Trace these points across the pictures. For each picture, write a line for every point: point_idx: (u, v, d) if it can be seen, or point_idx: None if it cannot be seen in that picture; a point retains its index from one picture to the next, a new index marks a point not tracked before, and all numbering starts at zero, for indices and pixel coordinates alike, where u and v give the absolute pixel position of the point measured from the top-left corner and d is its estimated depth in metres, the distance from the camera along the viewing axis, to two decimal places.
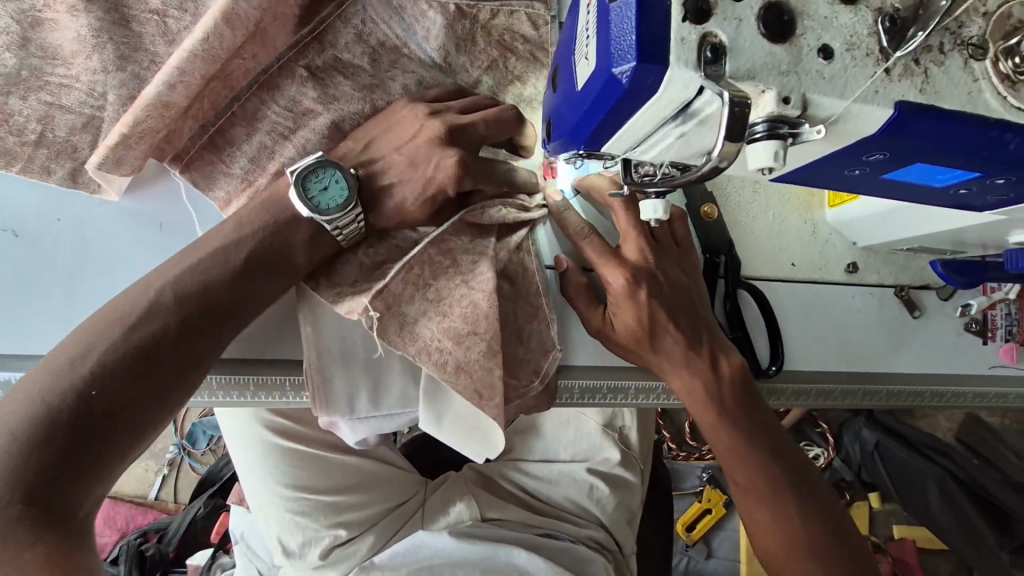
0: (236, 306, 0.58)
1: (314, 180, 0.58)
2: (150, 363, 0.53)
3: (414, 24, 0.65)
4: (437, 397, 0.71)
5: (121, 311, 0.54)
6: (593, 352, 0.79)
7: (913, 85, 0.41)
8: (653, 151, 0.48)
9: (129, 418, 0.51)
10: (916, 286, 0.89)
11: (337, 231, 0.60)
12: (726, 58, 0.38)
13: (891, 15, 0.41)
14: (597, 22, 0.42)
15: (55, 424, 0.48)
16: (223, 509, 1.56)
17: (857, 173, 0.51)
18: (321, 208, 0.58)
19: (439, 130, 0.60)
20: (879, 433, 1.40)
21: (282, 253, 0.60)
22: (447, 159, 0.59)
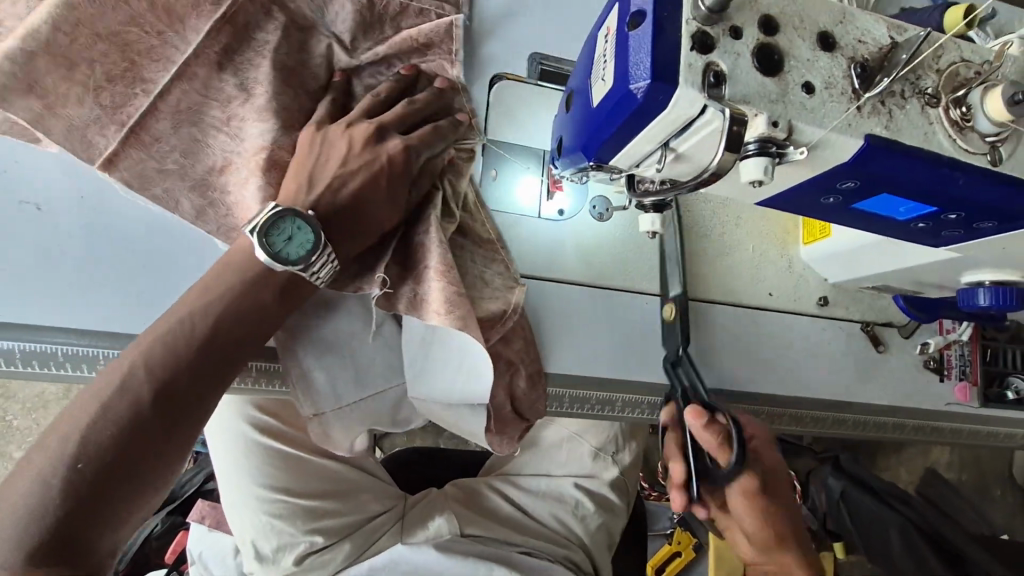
0: (247, 335, 0.60)
1: (277, 232, 0.59)
2: (144, 426, 0.52)
3: (326, 12, 0.71)
4: (418, 367, 0.77)
5: (118, 362, 0.54)
6: (584, 362, 0.82)
7: (881, 121, 0.48)
8: (658, 166, 0.54)
9: (146, 466, 0.52)
10: (880, 322, 0.96)
11: (313, 274, 0.61)
12: (726, 84, 0.45)
13: (861, 63, 0.48)
14: (614, 48, 0.48)
15: (65, 485, 0.48)
16: (182, 527, 1.51)
17: (831, 201, 0.58)
18: (292, 257, 0.59)
19: (369, 135, 0.65)
20: (844, 482, 1.46)
21: (256, 300, 0.60)
22: (386, 155, 0.65)
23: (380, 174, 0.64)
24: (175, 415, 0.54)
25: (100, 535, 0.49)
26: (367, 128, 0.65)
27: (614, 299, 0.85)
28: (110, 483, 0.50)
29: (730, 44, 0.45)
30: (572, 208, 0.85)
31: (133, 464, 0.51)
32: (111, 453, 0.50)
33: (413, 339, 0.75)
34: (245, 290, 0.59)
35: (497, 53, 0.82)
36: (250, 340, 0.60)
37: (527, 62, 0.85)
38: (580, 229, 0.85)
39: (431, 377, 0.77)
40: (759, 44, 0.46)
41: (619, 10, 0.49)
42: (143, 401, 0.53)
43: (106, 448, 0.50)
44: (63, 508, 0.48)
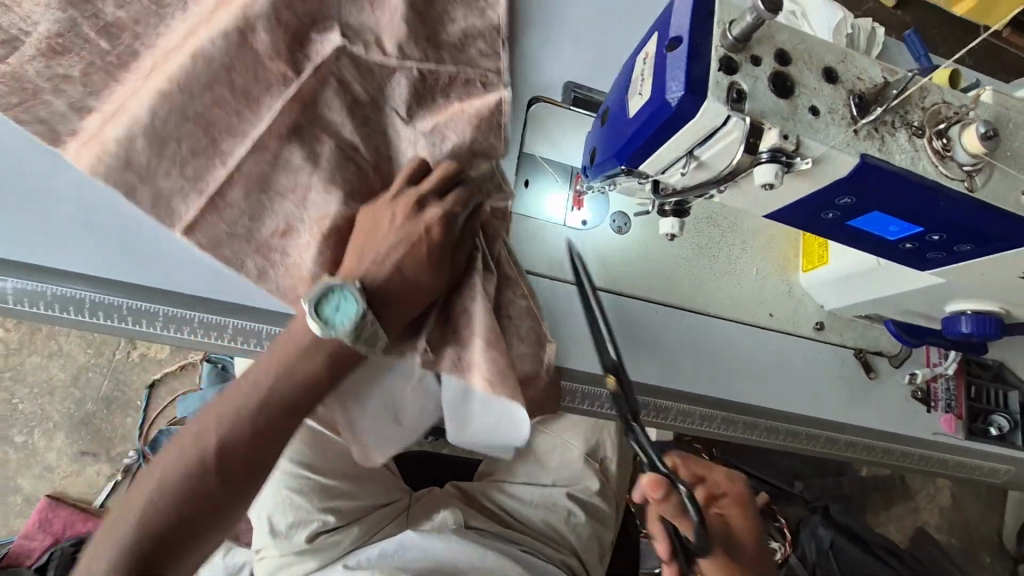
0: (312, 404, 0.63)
1: (326, 302, 0.60)
2: (211, 492, 0.59)
3: None
4: (458, 411, 0.77)
5: (202, 428, 0.60)
6: (597, 363, 0.88)
7: (874, 144, 0.57)
8: (682, 172, 0.62)
9: (208, 523, 0.59)
10: (872, 351, 1.03)
11: (360, 340, 0.60)
12: (746, 100, 0.54)
13: (859, 96, 0.57)
14: (652, 67, 0.57)
15: (144, 542, 0.56)
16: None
17: (831, 216, 0.66)
18: (337, 327, 0.59)
19: (412, 201, 0.64)
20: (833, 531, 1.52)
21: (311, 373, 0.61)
22: (434, 226, 0.63)
23: (423, 248, 0.63)
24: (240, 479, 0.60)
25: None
26: (415, 194, 0.65)
27: (627, 307, 0.92)
28: (174, 545, 0.58)
29: (750, 69, 0.54)
30: (593, 220, 0.93)
31: (198, 523, 0.58)
32: (177, 523, 0.58)
33: (452, 392, 0.75)
34: (294, 364, 0.62)
35: (536, 82, 0.94)
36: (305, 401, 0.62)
37: (562, 91, 0.95)
38: (600, 240, 0.93)
39: (470, 420, 0.78)
40: (774, 71, 0.55)
41: (658, 37, 0.58)
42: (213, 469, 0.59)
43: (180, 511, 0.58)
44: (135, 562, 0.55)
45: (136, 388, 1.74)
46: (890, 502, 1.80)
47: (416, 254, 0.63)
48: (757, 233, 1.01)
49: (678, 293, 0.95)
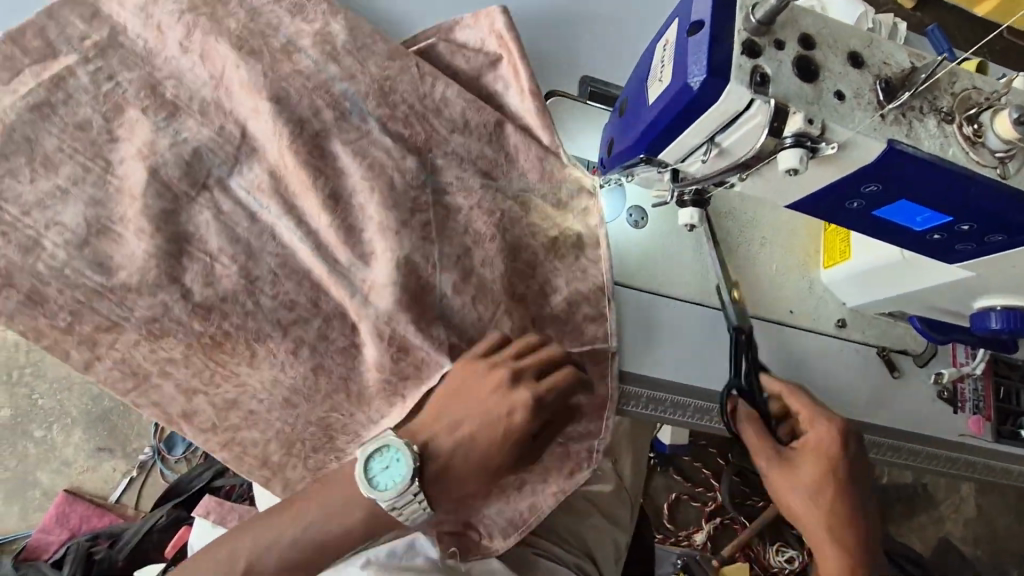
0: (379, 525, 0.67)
1: (375, 459, 0.65)
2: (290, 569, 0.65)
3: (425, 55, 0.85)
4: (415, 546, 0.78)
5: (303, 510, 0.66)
6: (627, 357, 0.87)
7: (902, 129, 0.56)
8: (703, 159, 0.61)
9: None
10: (896, 350, 1.00)
11: (399, 512, 0.65)
12: (770, 83, 0.53)
13: (885, 80, 0.56)
14: (674, 52, 0.57)
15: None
16: (184, 522, 1.53)
17: (856, 205, 0.64)
18: (379, 488, 0.64)
19: (507, 380, 0.68)
20: None
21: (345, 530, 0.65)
22: (517, 400, 0.68)
23: (502, 418, 0.67)
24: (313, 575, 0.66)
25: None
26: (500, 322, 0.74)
27: (645, 301, 0.90)
28: None
29: (774, 53, 0.54)
30: (611, 214, 0.92)
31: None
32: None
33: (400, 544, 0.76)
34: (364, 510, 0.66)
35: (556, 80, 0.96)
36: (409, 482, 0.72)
37: (579, 85, 0.97)
38: (619, 233, 0.92)
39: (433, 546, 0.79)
40: (798, 55, 0.54)
41: (679, 22, 0.57)
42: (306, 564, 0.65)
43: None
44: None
45: None
46: (913, 511, 1.75)
47: (488, 411, 0.67)
48: (777, 228, 1.00)
49: (698, 288, 0.93)
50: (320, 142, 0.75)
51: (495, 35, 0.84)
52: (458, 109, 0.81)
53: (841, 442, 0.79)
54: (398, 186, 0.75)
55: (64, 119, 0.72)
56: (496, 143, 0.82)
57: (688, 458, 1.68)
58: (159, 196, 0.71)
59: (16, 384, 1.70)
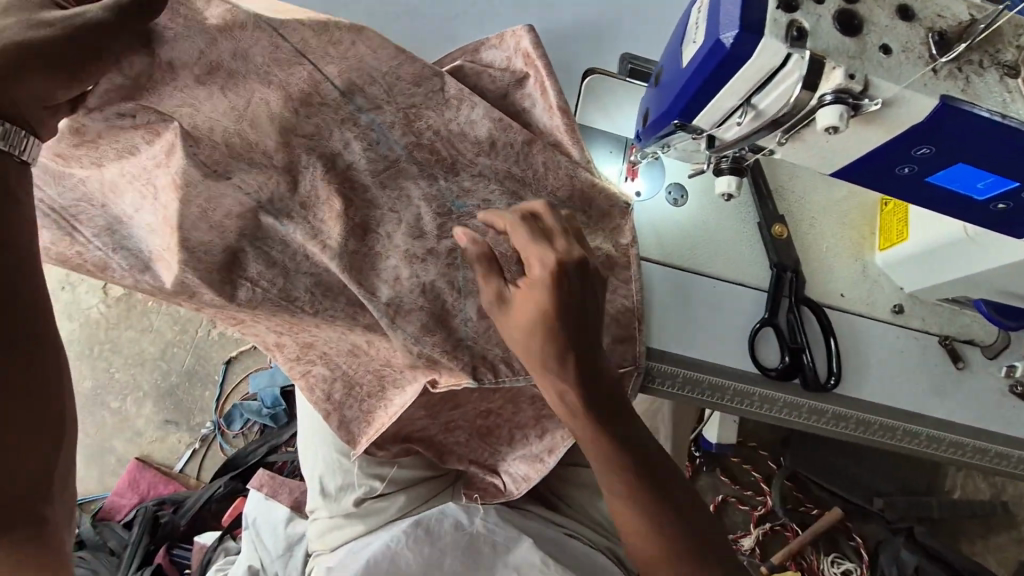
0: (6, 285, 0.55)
1: None
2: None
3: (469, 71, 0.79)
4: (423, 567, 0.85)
5: None
6: (662, 334, 0.85)
7: (957, 84, 0.52)
8: (738, 123, 0.59)
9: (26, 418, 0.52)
10: (961, 340, 0.93)
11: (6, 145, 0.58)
12: (808, 38, 0.51)
13: (939, 33, 0.53)
14: (706, 12, 0.56)
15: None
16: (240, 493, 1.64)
17: (906, 171, 0.60)
18: None
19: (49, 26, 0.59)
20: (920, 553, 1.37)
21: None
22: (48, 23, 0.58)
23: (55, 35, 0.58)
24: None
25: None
26: None
27: (683, 279, 0.88)
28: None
29: (812, 7, 0.52)
30: (649, 191, 0.90)
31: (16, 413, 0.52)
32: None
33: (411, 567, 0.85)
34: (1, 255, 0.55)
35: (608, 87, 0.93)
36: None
37: (619, 62, 0.97)
38: (655, 209, 0.90)
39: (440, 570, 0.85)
40: (840, 9, 0.52)
41: None
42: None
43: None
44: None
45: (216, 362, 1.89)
46: (989, 530, 1.58)
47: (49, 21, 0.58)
48: (828, 208, 0.95)
49: (740, 268, 0.89)
50: (351, 174, 0.75)
51: (523, 55, 0.79)
52: (483, 130, 0.77)
53: (555, 287, 0.67)
54: (426, 223, 0.78)
55: (108, 148, 0.71)
56: (525, 163, 0.80)
57: (736, 459, 1.62)
58: (196, 225, 0.72)
59: (97, 357, 1.85)
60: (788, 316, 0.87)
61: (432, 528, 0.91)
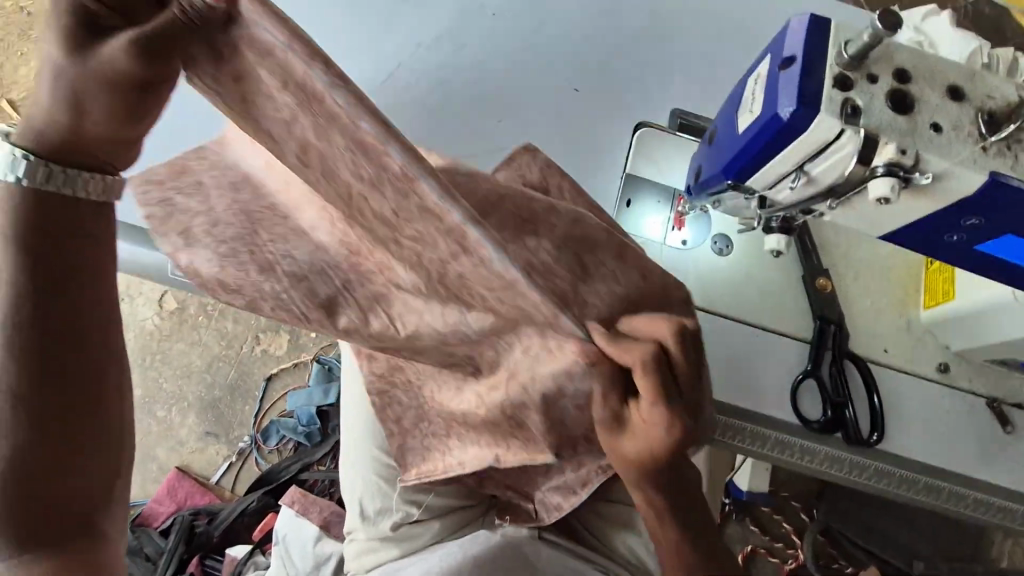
0: (81, 313, 0.63)
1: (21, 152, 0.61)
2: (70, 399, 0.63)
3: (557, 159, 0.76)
4: None
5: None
6: None
7: (1006, 162, 0.55)
8: (790, 187, 0.63)
9: (92, 433, 0.64)
10: (1010, 403, 0.92)
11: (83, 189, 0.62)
12: (861, 115, 0.55)
13: (989, 113, 0.56)
14: (764, 86, 0.60)
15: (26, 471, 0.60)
16: (273, 507, 1.68)
17: (955, 239, 0.63)
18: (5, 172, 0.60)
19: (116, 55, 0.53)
20: None
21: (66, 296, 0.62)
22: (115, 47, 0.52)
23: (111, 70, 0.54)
24: (66, 427, 0.62)
25: (70, 502, 0.63)
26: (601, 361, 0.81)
27: (727, 327, 0.90)
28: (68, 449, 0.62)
29: (866, 87, 0.56)
30: (695, 240, 0.94)
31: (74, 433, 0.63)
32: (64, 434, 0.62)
33: None
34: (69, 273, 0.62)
35: (652, 143, 0.98)
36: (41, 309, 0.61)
37: (669, 116, 1.02)
38: (701, 258, 0.93)
39: None
40: (892, 89, 0.56)
41: (771, 59, 0.61)
42: (24, 427, 0.60)
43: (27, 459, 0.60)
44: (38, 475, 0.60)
45: (257, 378, 1.96)
46: None
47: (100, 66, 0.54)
48: (873, 264, 0.97)
49: (783, 319, 0.92)
50: (468, 287, 0.57)
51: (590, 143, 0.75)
52: None
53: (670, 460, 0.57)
54: None
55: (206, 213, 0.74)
56: None
57: (768, 509, 1.58)
58: None
59: (148, 367, 1.95)
60: (832, 369, 0.89)
61: (462, 556, 0.93)
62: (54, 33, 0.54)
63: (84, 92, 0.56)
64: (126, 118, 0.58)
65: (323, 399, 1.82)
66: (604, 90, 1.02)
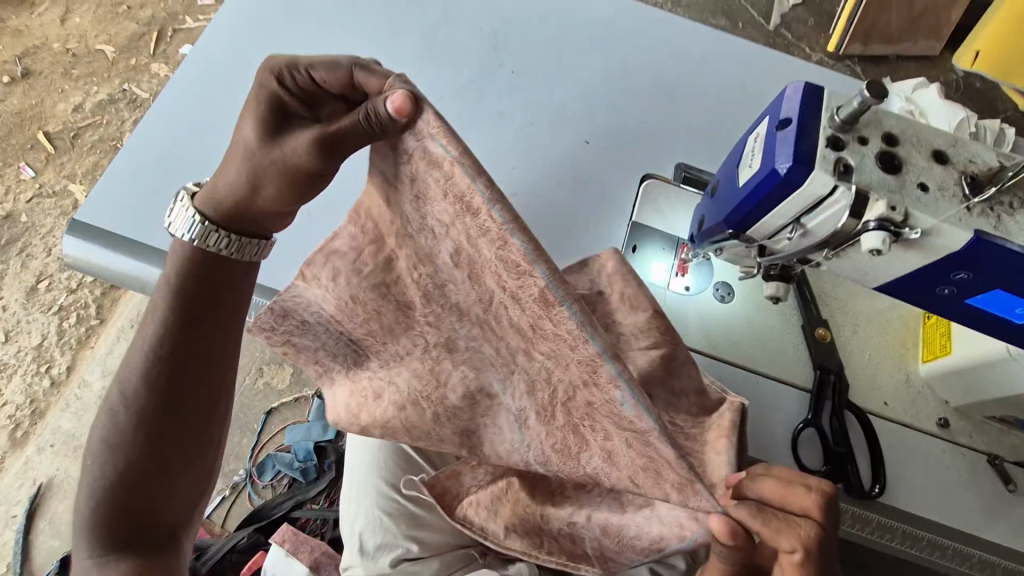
0: (214, 353, 0.72)
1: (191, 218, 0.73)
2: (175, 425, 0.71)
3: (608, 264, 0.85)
4: None
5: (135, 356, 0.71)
6: None
7: (989, 221, 0.59)
8: (789, 238, 0.67)
9: (191, 460, 0.71)
10: (1011, 461, 0.92)
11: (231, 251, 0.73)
12: (853, 173, 0.59)
13: (971, 177, 0.60)
14: (763, 144, 0.65)
15: (132, 477, 0.68)
16: (261, 547, 1.62)
17: (946, 291, 0.66)
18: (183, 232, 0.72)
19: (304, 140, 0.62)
20: None
21: (190, 335, 0.71)
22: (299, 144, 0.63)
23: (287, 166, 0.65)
24: (178, 456, 0.71)
25: (162, 514, 0.70)
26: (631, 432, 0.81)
27: (727, 373, 0.93)
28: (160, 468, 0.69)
29: (857, 148, 0.61)
30: (698, 286, 0.97)
31: (178, 455, 0.71)
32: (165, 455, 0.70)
33: None
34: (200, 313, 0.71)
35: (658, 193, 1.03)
36: (176, 347, 0.70)
37: (674, 170, 1.06)
38: (703, 304, 0.96)
39: None
40: (882, 150, 0.61)
41: (769, 120, 0.66)
42: (139, 442, 0.69)
43: (138, 471, 0.69)
44: (134, 484, 0.68)
45: (256, 411, 1.96)
46: None
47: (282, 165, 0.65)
48: (870, 317, 0.99)
49: (783, 367, 0.94)
50: (592, 413, 0.60)
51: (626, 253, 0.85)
52: None
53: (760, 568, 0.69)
54: None
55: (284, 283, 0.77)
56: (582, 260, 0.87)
57: None
58: None
59: None
60: (832, 419, 0.90)
61: None
62: (253, 120, 0.65)
63: (264, 176, 0.66)
64: (291, 202, 0.68)
65: (321, 435, 1.82)
66: (615, 150, 1.08)
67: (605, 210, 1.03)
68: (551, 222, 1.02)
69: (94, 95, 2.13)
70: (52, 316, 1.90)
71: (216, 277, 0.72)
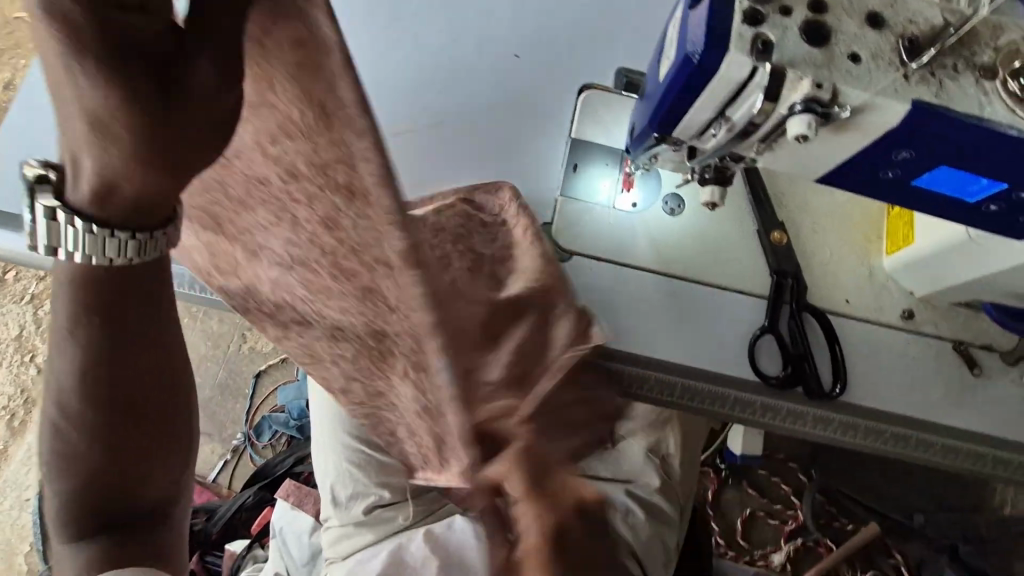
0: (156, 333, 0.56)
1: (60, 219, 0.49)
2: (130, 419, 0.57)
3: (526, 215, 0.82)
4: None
5: (58, 343, 0.54)
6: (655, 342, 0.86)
7: (930, 89, 0.53)
8: (714, 134, 0.61)
9: (156, 449, 0.60)
10: (977, 346, 0.90)
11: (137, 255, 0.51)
12: (773, 50, 0.52)
13: (909, 39, 0.54)
14: (676, 29, 0.58)
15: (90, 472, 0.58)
16: (267, 502, 1.66)
17: (890, 176, 0.59)
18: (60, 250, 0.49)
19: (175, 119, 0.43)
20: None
21: (121, 318, 0.54)
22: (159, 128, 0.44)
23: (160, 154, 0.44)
24: (140, 447, 0.59)
25: (135, 503, 0.61)
26: None
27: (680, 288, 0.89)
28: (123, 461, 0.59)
29: (779, 20, 0.53)
30: (644, 201, 0.91)
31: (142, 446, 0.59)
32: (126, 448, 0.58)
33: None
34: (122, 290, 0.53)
35: (598, 104, 0.95)
36: (112, 344, 0.54)
37: (615, 76, 0.98)
38: (653, 219, 0.91)
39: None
40: (807, 20, 0.53)
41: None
42: (90, 444, 0.57)
43: (96, 465, 0.58)
44: (94, 478, 0.58)
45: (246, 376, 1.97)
46: None
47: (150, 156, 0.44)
48: (830, 213, 0.94)
49: (740, 276, 0.90)
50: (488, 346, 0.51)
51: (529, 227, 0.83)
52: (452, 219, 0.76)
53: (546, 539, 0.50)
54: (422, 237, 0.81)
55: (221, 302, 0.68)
56: None
57: (763, 472, 1.59)
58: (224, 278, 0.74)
59: None
60: (791, 324, 0.87)
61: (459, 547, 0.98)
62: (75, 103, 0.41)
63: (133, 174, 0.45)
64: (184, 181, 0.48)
65: None
66: (550, 60, 0.99)
67: (542, 130, 0.95)
68: (482, 180, 0.92)
69: (22, 69, 1.99)
70: (25, 305, 1.87)
71: (134, 266, 0.52)
